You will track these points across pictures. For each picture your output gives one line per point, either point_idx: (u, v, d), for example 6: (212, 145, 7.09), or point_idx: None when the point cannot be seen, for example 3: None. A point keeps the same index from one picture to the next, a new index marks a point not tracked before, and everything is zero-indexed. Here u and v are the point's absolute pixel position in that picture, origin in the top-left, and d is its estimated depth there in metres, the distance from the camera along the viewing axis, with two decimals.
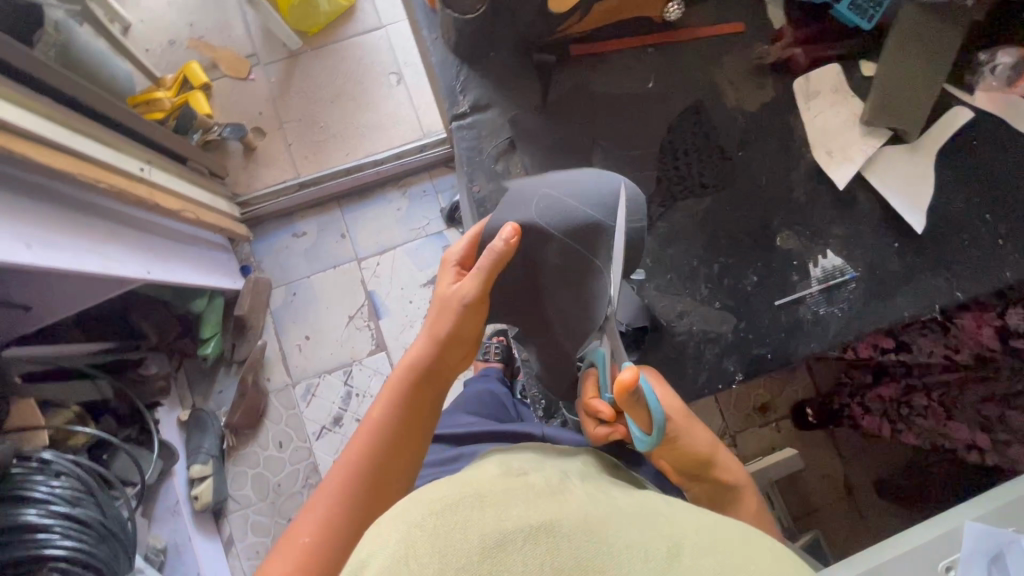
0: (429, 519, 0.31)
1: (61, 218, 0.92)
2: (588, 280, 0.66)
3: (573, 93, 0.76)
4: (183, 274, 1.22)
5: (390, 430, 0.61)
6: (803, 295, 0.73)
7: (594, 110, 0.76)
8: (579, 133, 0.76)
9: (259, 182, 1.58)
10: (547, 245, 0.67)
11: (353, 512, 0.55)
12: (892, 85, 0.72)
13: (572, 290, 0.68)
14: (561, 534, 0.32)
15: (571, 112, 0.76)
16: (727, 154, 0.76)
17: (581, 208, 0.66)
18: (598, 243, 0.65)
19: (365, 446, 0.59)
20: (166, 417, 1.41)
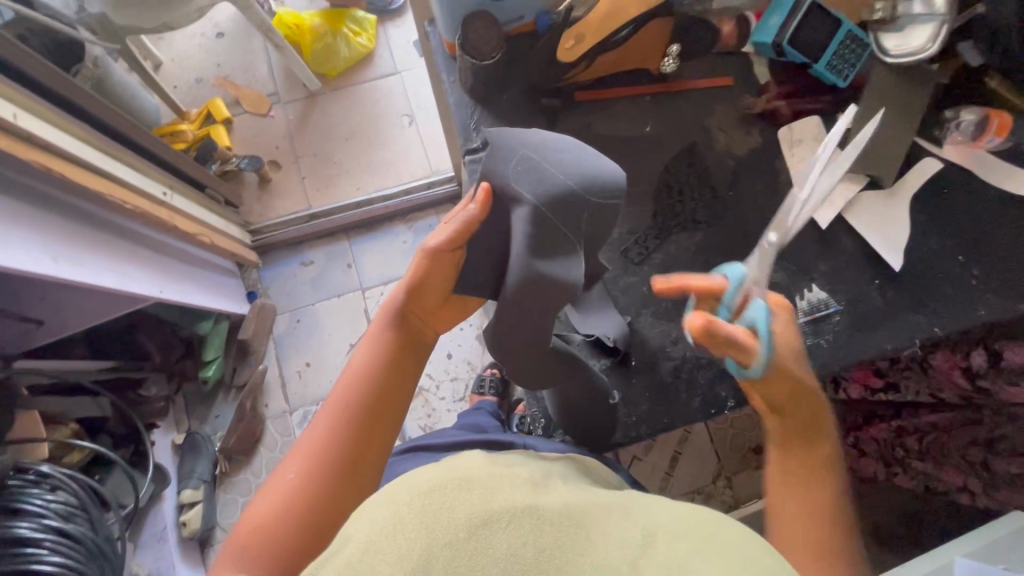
0: (418, 499, 0.32)
1: (87, 236, 0.97)
2: (560, 253, 0.64)
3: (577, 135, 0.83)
4: (192, 295, 1.25)
5: (367, 378, 0.58)
6: (791, 325, 0.76)
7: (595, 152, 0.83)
8: None
9: (272, 212, 1.65)
10: (516, 211, 0.64)
11: (328, 457, 0.54)
12: (867, 136, 0.78)
13: (547, 265, 0.63)
14: (545, 517, 0.33)
15: None
16: (718, 194, 0.82)
17: (562, 181, 0.65)
18: (574, 217, 0.65)
19: (341, 391, 0.57)
20: (161, 440, 1.41)
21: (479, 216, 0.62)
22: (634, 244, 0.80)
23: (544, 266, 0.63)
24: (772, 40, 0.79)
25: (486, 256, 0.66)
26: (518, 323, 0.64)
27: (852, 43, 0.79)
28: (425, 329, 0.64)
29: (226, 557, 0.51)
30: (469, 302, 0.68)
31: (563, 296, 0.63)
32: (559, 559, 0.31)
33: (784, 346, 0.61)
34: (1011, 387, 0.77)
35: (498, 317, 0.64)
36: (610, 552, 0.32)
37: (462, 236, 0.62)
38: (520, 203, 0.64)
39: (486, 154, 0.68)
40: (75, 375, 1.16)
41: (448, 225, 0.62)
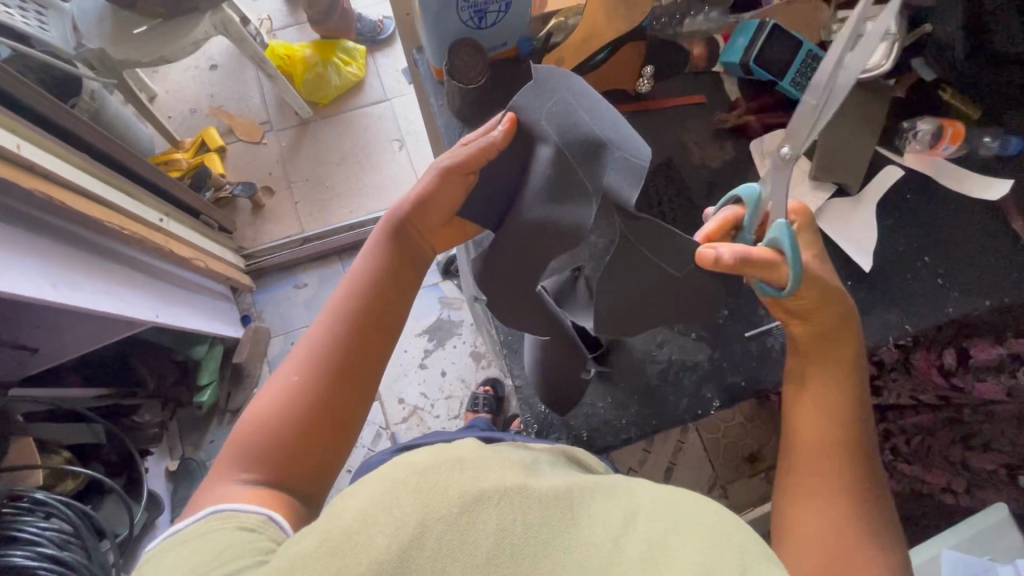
0: (414, 479, 0.36)
1: (85, 262, 0.99)
2: (574, 197, 0.61)
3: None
4: (187, 318, 1.27)
5: (369, 289, 0.64)
6: (769, 327, 0.75)
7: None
8: None
9: (265, 236, 1.67)
10: (537, 149, 0.64)
11: (330, 358, 0.60)
12: (832, 147, 0.81)
13: (558, 207, 0.61)
14: (533, 498, 0.36)
15: None
16: (697, 204, 0.80)
17: (587, 129, 0.62)
18: (591, 164, 0.61)
19: (343, 300, 0.63)
20: (155, 467, 1.41)
21: (501, 143, 0.64)
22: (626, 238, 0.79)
23: (552, 210, 0.62)
24: (739, 59, 0.80)
25: (493, 188, 0.68)
26: (519, 261, 0.64)
27: (812, 62, 0.80)
28: (422, 248, 0.70)
29: (232, 448, 0.55)
30: (469, 229, 0.72)
31: (570, 238, 0.60)
32: (547, 531, 0.35)
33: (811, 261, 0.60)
34: (981, 383, 0.82)
35: (495, 247, 0.65)
36: (593, 529, 0.36)
37: (479, 160, 0.65)
38: (544, 141, 0.63)
39: (531, 81, 0.65)
40: (69, 403, 1.17)
41: (469, 147, 0.65)
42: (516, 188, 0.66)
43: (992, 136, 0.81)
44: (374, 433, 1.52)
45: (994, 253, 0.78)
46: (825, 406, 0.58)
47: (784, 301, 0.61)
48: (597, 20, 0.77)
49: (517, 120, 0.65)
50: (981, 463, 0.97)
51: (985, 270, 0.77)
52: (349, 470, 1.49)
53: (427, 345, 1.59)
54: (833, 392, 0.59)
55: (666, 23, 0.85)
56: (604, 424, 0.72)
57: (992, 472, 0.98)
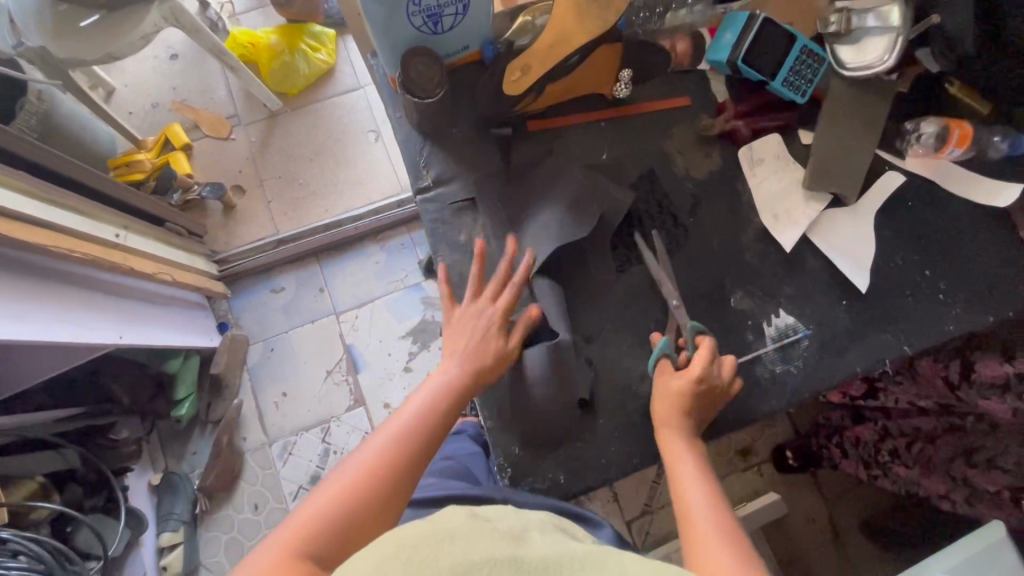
0: (409, 555, 0.39)
1: (32, 291, 0.92)
2: (589, 201, 0.70)
3: (522, 162, 0.75)
4: (157, 336, 1.21)
5: (458, 392, 0.62)
6: (758, 354, 0.70)
7: (544, 176, 0.73)
8: (526, 200, 0.73)
9: (238, 239, 1.60)
10: (549, 184, 0.72)
11: (394, 471, 0.56)
12: (828, 154, 0.73)
13: (569, 210, 0.70)
14: (525, 570, 0.40)
15: (527, 179, 0.74)
16: (680, 221, 0.74)
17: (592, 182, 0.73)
18: (598, 189, 0.71)
19: (432, 397, 0.61)
20: (136, 482, 1.38)
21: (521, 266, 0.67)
22: (614, 252, 0.72)
23: (568, 212, 0.70)
24: (727, 57, 0.72)
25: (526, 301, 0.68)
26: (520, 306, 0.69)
27: (807, 58, 0.72)
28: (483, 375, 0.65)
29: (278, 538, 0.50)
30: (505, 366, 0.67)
31: (579, 222, 0.69)
32: None
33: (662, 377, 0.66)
34: (984, 401, 0.83)
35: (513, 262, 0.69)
36: None
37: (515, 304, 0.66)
38: (559, 177, 0.72)
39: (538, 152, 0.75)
40: (35, 429, 1.12)
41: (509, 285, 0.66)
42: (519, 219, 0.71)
43: (1003, 135, 0.74)
44: (360, 440, 1.49)
45: (998, 265, 0.72)
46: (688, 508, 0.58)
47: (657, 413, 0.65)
48: (570, 27, 0.66)
49: (527, 179, 0.73)
50: (982, 482, 0.94)
51: (989, 283, 0.72)
52: None
53: (413, 347, 1.55)
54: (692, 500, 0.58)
55: (645, 18, 0.77)
56: (589, 467, 0.67)
57: (994, 494, 0.93)
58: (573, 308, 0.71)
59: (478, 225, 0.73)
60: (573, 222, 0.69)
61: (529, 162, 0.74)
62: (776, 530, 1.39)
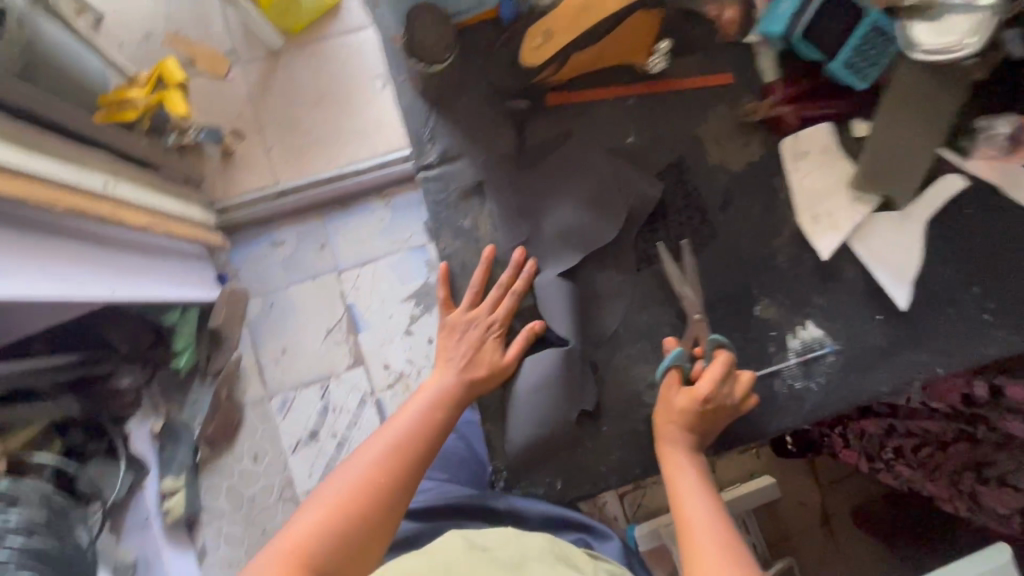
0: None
1: (21, 245, 0.88)
2: (611, 196, 0.72)
3: (539, 147, 0.75)
4: (154, 289, 1.18)
5: (444, 408, 0.66)
6: (779, 368, 0.70)
7: (564, 168, 0.73)
8: (546, 185, 0.73)
9: (237, 187, 1.53)
10: (574, 172, 0.73)
11: (385, 482, 0.61)
12: (881, 152, 0.69)
13: (590, 207, 0.72)
14: None
15: (547, 162, 0.74)
16: (708, 217, 0.74)
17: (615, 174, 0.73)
18: (621, 184, 0.72)
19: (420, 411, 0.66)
20: (137, 430, 1.38)
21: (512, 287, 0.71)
22: (635, 250, 0.72)
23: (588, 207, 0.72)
24: (780, 31, 0.68)
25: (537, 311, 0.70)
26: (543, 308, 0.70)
27: (873, 35, 0.66)
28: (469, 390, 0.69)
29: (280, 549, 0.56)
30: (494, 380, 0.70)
31: (600, 219, 0.71)
32: None
33: (671, 387, 0.62)
34: (1007, 421, 0.90)
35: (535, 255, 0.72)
36: None
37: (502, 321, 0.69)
38: (583, 165, 0.73)
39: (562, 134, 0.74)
40: (35, 377, 1.11)
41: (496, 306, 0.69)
42: (541, 210, 0.73)
43: None
44: (359, 400, 1.49)
45: None
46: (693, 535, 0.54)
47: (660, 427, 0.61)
48: None
49: (552, 165, 0.74)
50: (992, 503, 0.95)
51: None
52: (336, 435, 1.48)
53: (415, 310, 1.51)
54: (696, 527, 0.55)
55: None
56: (602, 467, 0.69)
57: (1003, 514, 0.95)
58: (591, 303, 0.72)
59: (483, 212, 0.74)
60: (592, 221, 0.72)
61: (547, 150, 0.75)
62: (767, 511, 1.40)
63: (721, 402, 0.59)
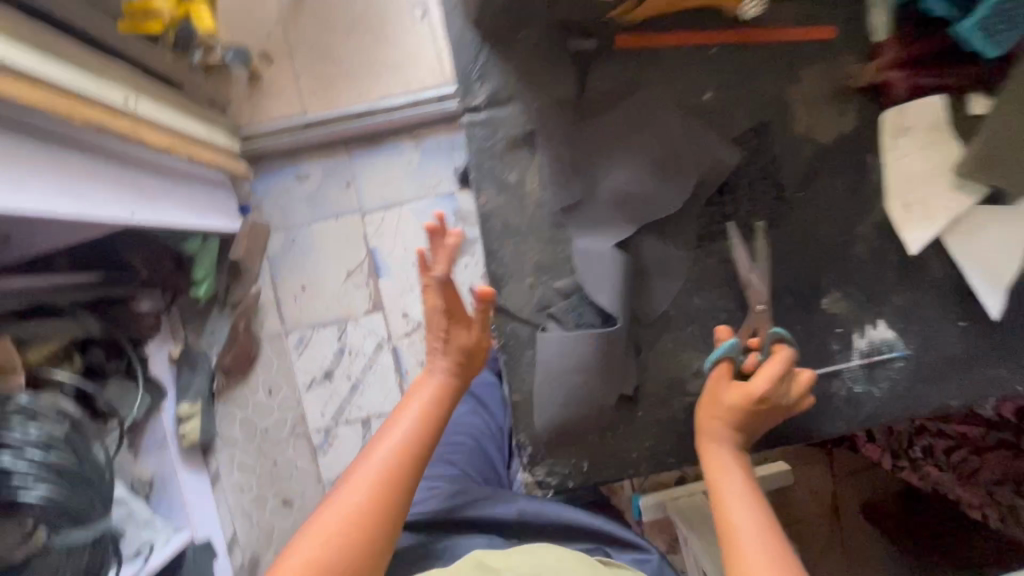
0: None
1: (40, 155, 0.83)
2: (678, 162, 0.67)
3: (611, 100, 0.69)
4: (174, 215, 1.15)
5: (430, 417, 0.71)
6: (841, 367, 0.71)
7: (634, 125, 0.68)
8: (605, 145, 0.68)
9: (263, 114, 1.46)
10: (640, 131, 0.68)
11: (390, 488, 0.65)
12: (996, 139, 0.64)
13: (651, 175, 0.66)
14: None
15: (611, 117, 0.68)
16: (784, 193, 0.71)
17: (683, 135, 0.68)
18: (688, 148, 0.68)
19: (411, 421, 0.70)
20: (156, 352, 1.39)
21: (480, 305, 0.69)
22: (701, 222, 0.69)
23: (648, 175, 0.67)
24: None
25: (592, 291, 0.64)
26: (594, 282, 0.65)
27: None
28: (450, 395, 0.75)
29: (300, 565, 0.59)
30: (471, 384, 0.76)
31: (662, 189, 0.66)
32: None
33: (721, 381, 0.57)
34: None
35: (588, 222, 0.67)
36: None
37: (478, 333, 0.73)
38: (649, 125, 0.68)
39: (628, 87, 0.69)
40: (56, 295, 1.10)
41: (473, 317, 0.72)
42: (597, 172, 0.67)
43: None
44: (375, 345, 1.48)
45: None
46: (734, 538, 0.52)
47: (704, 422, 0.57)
48: None
49: (614, 121, 0.68)
50: None
51: None
52: (350, 378, 1.48)
53: (439, 261, 1.47)
54: (739, 530, 0.52)
55: None
56: (637, 450, 0.68)
57: None
58: (644, 279, 0.68)
59: (532, 166, 0.69)
60: (657, 184, 0.67)
61: (620, 103, 0.69)
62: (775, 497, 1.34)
63: (776, 404, 0.54)
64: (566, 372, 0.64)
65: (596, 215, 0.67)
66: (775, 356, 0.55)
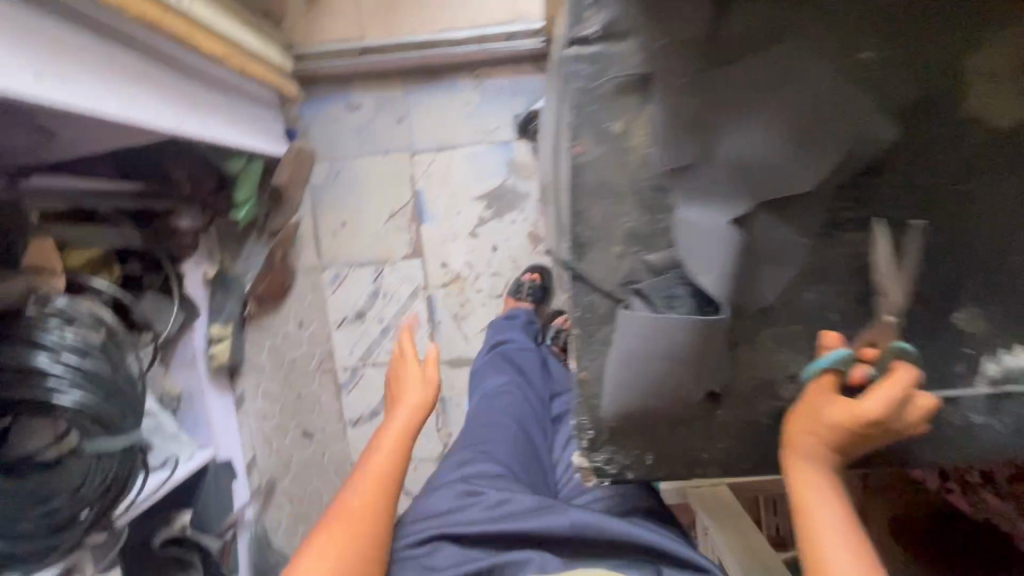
0: None
1: (90, 47, 0.77)
2: (815, 127, 0.48)
3: (751, 34, 0.48)
4: (221, 131, 1.09)
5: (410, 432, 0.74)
6: (965, 393, 0.55)
7: (777, 72, 0.47)
8: (714, 89, 0.48)
9: (319, 33, 1.36)
10: (769, 76, 0.48)
11: (385, 492, 0.67)
12: None
13: (774, 138, 0.48)
14: None
15: (729, 51, 0.48)
16: (943, 183, 0.51)
17: (829, 92, 0.48)
18: (833, 111, 0.47)
19: (396, 434, 0.73)
20: (193, 272, 1.33)
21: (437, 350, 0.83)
22: (828, 208, 0.50)
23: (771, 139, 0.48)
24: None
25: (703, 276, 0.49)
26: (702, 258, 0.48)
27: None
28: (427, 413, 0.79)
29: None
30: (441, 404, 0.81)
31: (788, 160, 0.48)
32: None
33: (823, 393, 0.49)
34: None
35: (686, 186, 0.50)
36: None
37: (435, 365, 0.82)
38: (783, 68, 0.48)
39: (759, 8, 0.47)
40: (99, 202, 1.07)
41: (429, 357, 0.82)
42: (701, 124, 0.49)
43: None
44: (410, 291, 1.44)
45: None
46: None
47: (795, 437, 0.50)
48: None
49: (734, 57, 0.48)
50: None
51: None
52: (381, 321, 1.45)
53: (485, 213, 1.40)
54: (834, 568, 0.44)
55: None
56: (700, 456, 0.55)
57: None
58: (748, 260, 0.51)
59: (644, 115, 0.50)
60: (789, 161, 0.48)
61: (765, 41, 0.48)
62: None
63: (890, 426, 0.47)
64: (647, 365, 0.50)
65: (694, 180, 0.49)
66: (893, 372, 0.47)
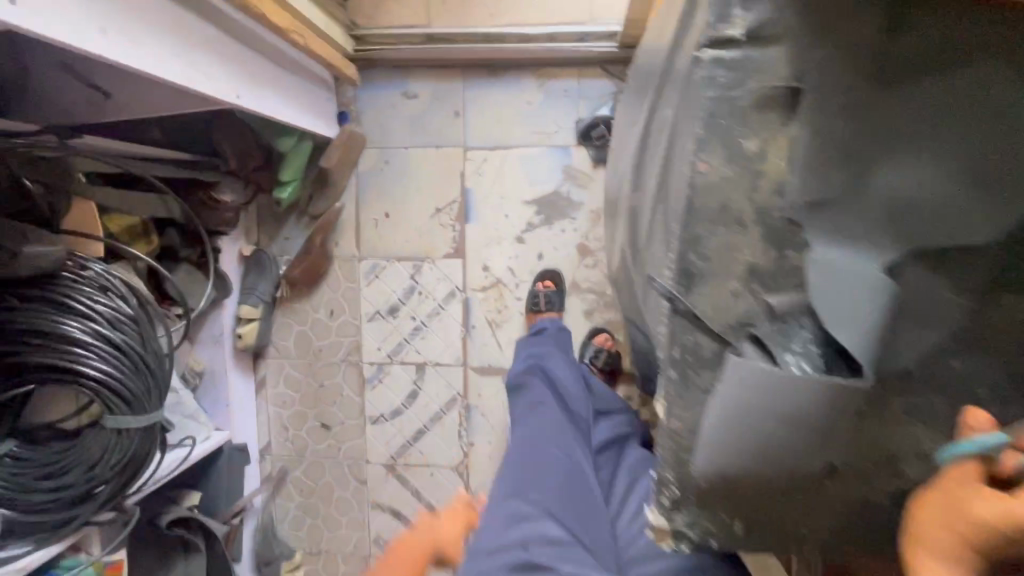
0: None
1: (160, 6, 0.73)
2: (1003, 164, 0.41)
3: (932, 47, 0.41)
4: (275, 106, 1.04)
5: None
6: None
7: (960, 96, 0.41)
8: (886, 113, 0.41)
9: (384, 16, 1.31)
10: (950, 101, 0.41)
11: None
12: None
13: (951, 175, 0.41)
14: None
15: (908, 69, 0.41)
16: None
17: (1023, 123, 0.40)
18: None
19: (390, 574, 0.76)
20: (228, 247, 1.33)
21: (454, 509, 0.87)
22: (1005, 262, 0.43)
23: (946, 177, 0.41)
24: None
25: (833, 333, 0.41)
26: (835, 311, 0.41)
27: None
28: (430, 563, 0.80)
29: None
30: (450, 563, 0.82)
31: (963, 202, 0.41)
32: None
33: (959, 483, 0.41)
34: None
35: (837, 229, 0.43)
36: None
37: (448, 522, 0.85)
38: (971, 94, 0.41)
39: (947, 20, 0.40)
40: (145, 168, 1.03)
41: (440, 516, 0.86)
42: (867, 152, 0.42)
43: None
44: (448, 292, 1.38)
45: None
46: None
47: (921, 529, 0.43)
48: None
49: (912, 77, 0.41)
50: None
51: None
52: (414, 319, 1.40)
53: (534, 218, 1.33)
54: None
55: None
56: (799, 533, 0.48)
57: None
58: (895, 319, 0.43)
59: (784, 136, 0.43)
60: (963, 203, 0.42)
61: (950, 56, 0.41)
62: None
63: None
64: (753, 423, 0.43)
65: (847, 220, 0.42)
66: None
